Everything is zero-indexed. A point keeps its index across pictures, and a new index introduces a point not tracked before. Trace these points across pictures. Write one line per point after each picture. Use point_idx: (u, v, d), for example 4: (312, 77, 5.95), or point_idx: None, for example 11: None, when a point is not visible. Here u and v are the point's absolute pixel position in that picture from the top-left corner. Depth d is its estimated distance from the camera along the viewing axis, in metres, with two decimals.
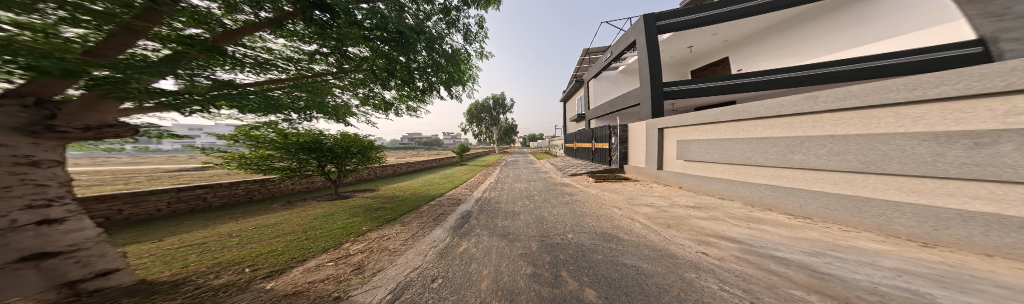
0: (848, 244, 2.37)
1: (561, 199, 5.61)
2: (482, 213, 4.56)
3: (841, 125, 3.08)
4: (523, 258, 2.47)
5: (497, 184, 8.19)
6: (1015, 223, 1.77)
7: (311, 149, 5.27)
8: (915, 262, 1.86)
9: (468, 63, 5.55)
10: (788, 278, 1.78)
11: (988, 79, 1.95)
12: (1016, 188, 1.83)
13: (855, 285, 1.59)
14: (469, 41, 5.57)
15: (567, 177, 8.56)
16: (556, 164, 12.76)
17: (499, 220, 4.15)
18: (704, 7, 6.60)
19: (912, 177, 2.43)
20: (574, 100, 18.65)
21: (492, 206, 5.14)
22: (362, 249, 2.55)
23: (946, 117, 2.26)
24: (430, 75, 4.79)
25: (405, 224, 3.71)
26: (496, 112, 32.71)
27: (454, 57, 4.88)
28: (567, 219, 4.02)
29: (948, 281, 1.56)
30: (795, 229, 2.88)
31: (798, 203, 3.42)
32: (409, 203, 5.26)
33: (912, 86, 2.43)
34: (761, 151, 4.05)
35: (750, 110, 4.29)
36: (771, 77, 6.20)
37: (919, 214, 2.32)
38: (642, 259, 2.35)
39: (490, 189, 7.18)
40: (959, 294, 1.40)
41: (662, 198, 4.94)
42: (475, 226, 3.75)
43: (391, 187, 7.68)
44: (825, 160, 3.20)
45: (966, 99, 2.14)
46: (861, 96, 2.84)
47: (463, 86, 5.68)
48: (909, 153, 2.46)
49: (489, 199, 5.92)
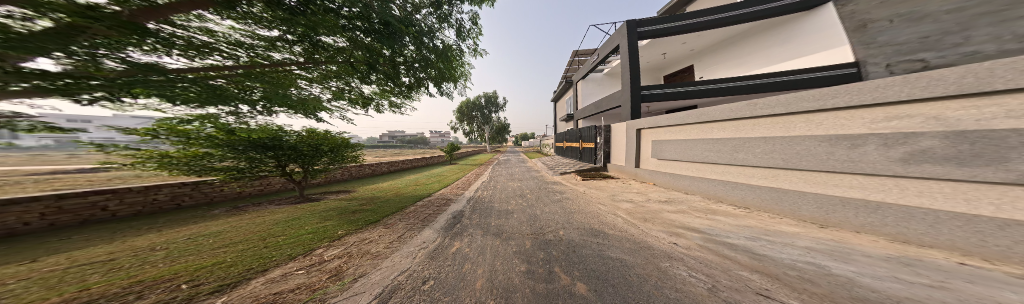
0: (773, 228, 2.76)
1: (552, 197, 5.76)
2: (474, 213, 4.53)
3: (775, 128, 3.55)
4: (517, 256, 2.50)
5: (484, 183, 8.10)
6: (879, 207, 2.34)
7: (271, 147, 4.82)
8: (819, 241, 2.24)
9: (461, 59, 5.38)
10: (737, 261, 2.04)
11: (875, 92, 2.41)
12: (888, 180, 2.34)
13: (782, 262, 1.88)
14: (461, 38, 5.44)
15: (556, 176, 8.75)
16: (544, 163, 12.99)
17: (492, 219, 4.15)
18: (678, 17, 7.11)
19: (822, 172, 2.90)
20: (564, 100, 19.05)
21: (485, 205, 5.12)
22: (339, 254, 2.41)
23: (841, 123, 2.76)
24: (418, 70, 4.65)
25: (388, 226, 3.57)
26: (489, 111, 32.24)
27: (446, 53, 4.75)
28: (554, 217, 4.13)
29: (839, 254, 1.91)
30: (737, 218, 3.29)
31: (740, 196, 3.91)
32: (393, 204, 5.07)
33: (823, 97, 2.91)
34: (715, 151, 4.51)
35: (709, 112, 4.74)
36: (727, 84, 6.84)
37: (824, 202, 2.81)
38: (624, 252, 2.51)
39: (482, 189, 7.12)
40: (846, 264, 1.73)
41: (639, 194, 5.30)
42: (468, 225, 3.72)
43: (369, 188, 7.24)
44: (760, 158, 3.70)
45: (857, 108, 2.61)
46: (786, 104, 3.34)
47: (455, 83, 5.57)
48: (815, 152, 2.98)
49: (480, 198, 5.89)
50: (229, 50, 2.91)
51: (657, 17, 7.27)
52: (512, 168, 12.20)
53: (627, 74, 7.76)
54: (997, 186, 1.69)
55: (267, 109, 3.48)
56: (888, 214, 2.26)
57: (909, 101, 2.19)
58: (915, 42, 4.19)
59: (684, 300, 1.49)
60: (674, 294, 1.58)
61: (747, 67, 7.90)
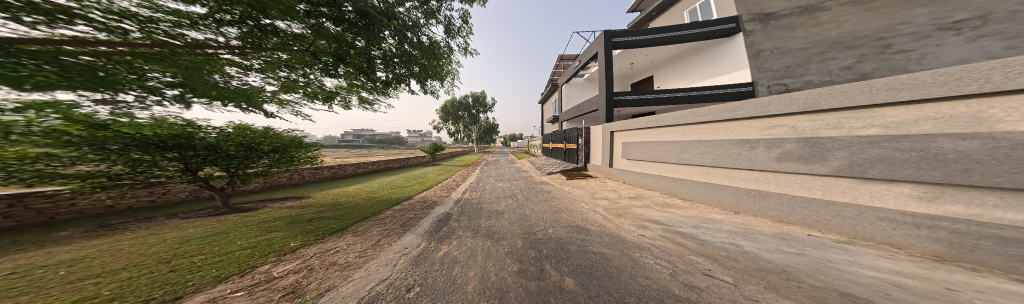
0: (718, 221, 3.20)
1: (540, 196, 5.92)
2: (462, 215, 4.43)
3: (709, 132, 4.25)
4: (508, 256, 2.53)
5: (470, 185, 7.90)
6: (785, 197, 2.98)
7: (174, 146, 3.19)
8: (749, 231, 2.72)
9: (449, 58, 5.25)
10: (692, 250, 2.37)
11: (787, 105, 3.01)
12: (794, 176, 2.96)
13: (723, 251, 2.25)
14: (450, 36, 5.34)
15: (542, 176, 8.98)
16: (529, 164, 13.18)
17: (481, 220, 4.12)
18: (647, 31, 7.89)
19: (745, 169, 3.55)
20: (550, 103, 19.43)
21: (474, 206, 5.07)
22: (294, 269, 2.09)
23: (757, 129, 3.44)
24: (397, 67, 4.34)
25: (351, 237, 3.13)
26: (477, 111, 31.56)
27: (432, 50, 4.64)
28: (544, 216, 4.23)
29: (766, 242, 2.37)
30: (691, 211, 3.77)
31: (684, 189, 4.57)
32: (360, 211, 4.60)
33: (749, 107, 3.52)
34: (668, 152, 5.11)
35: (666, 118, 5.20)
36: (684, 94, 7.62)
37: (747, 193, 3.45)
38: (604, 246, 2.69)
39: (471, 190, 7.02)
40: (774, 252, 2.12)
41: (612, 191, 5.70)
42: (456, 228, 3.63)
43: (332, 193, 6.56)
44: (697, 157, 4.38)
45: (773, 117, 3.25)
46: (717, 113, 4.03)
47: (440, 81, 5.41)
48: (733, 154, 3.73)
49: (469, 199, 5.80)
50: (108, 21, 1.95)
51: (630, 29, 7.94)
52: (500, 169, 12.16)
53: (603, 81, 8.32)
54: (829, 178, 2.60)
55: (190, 98, 2.56)
56: (791, 202, 2.91)
57: (798, 112, 2.92)
58: (781, 70, 5.25)
59: (653, 286, 1.69)
60: (647, 282, 1.77)
61: (691, 80, 8.91)
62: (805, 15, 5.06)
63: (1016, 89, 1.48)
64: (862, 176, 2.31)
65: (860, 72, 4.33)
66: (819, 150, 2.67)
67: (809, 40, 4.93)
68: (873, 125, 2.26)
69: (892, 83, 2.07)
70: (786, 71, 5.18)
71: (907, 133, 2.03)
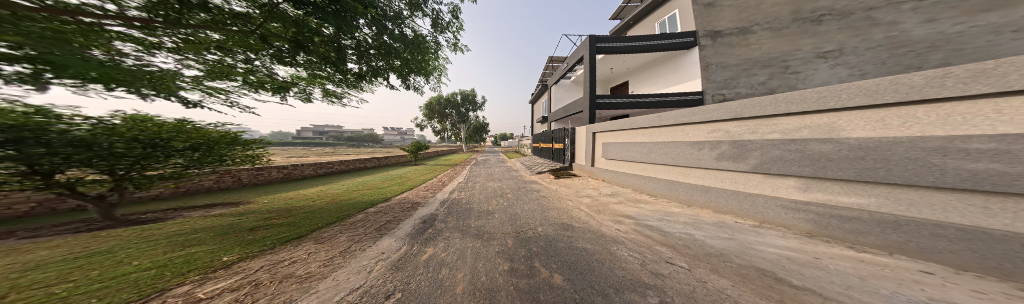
0: (682, 213, 3.56)
1: (530, 195, 5.98)
2: (449, 215, 4.27)
3: (670, 134, 4.64)
4: (499, 255, 2.44)
5: (464, 184, 7.83)
6: (717, 191, 3.58)
7: (13, 142, 1.75)
8: (706, 223, 3.08)
9: (436, 53, 4.85)
10: (658, 240, 2.65)
11: (725, 111, 3.52)
12: (720, 173, 3.61)
13: (682, 243, 2.53)
14: (438, 31, 5.15)
15: (533, 175, 9.09)
16: (520, 163, 13.24)
17: (470, 220, 4.01)
18: (627, 39, 8.33)
19: (691, 167, 4.08)
20: (541, 103, 19.56)
21: (463, 207, 4.97)
22: (232, 286, 1.49)
23: (703, 132, 3.93)
24: (374, 59, 3.93)
25: (312, 246, 2.38)
26: (466, 109, 30.71)
27: (418, 44, 4.19)
28: (534, 215, 4.27)
29: (716, 233, 2.72)
30: (657, 205, 4.12)
31: (649, 185, 5.01)
32: (323, 216, 3.72)
33: (699, 112, 3.98)
34: (637, 152, 5.53)
35: (638, 120, 5.58)
36: (656, 98, 8.20)
37: (692, 189, 3.97)
38: (588, 241, 2.81)
39: (459, 190, 6.89)
40: (722, 243, 2.45)
41: (594, 189, 5.98)
42: (443, 229, 3.42)
43: (283, 197, 5.31)
44: (657, 156, 4.84)
45: (713, 122, 3.75)
46: (675, 117, 4.45)
47: (426, 77, 5.06)
48: (681, 154, 4.25)
49: (457, 200, 5.64)
50: None
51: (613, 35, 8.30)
52: (489, 168, 12.01)
53: (587, 84, 8.60)
54: (750, 175, 3.20)
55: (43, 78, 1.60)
56: (720, 195, 3.53)
57: (729, 119, 3.49)
58: (720, 81, 6.41)
59: (627, 277, 1.83)
60: (622, 273, 1.91)
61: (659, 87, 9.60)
62: (740, 35, 6.07)
63: (856, 106, 2.18)
64: (769, 172, 2.95)
65: (769, 87, 5.59)
66: (741, 151, 3.27)
67: (741, 57, 6.05)
68: (776, 130, 2.92)
69: (790, 96, 2.76)
70: (724, 83, 6.32)
71: (795, 137, 2.70)
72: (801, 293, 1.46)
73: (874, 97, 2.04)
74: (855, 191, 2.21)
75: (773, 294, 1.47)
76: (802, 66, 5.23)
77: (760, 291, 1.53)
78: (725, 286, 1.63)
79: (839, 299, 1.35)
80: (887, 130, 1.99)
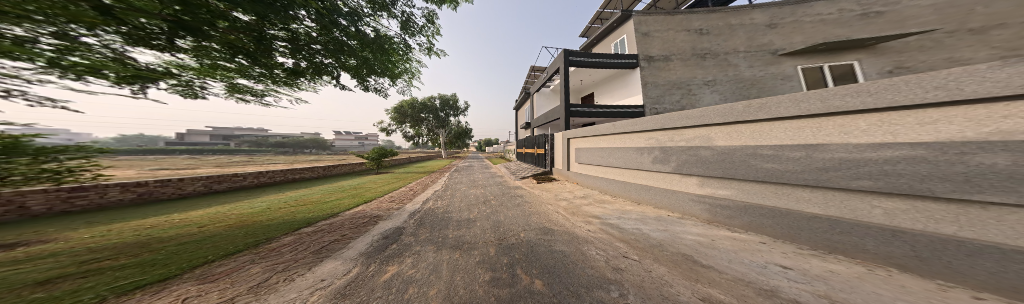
0: (639, 210, 3.99)
1: (514, 201, 5.89)
2: (423, 227, 3.89)
3: (622, 141, 5.21)
4: (480, 266, 2.26)
5: (444, 192, 7.29)
6: (648, 188, 4.23)
7: None
8: (657, 216, 3.52)
9: (406, 56, 4.26)
10: (613, 235, 2.95)
11: (652, 121, 4.23)
12: (650, 175, 4.26)
13: (639, 235, 2.87)
14: (409, 34, 4.62)
15: (518, 181, 9.04)
16: (506, 169, 13.15)
17: (447, 230, 3.73)
18: (596, 56, 8.89)
19: (635, 169, 4.70)
20: (524, 109, 19.93)
21: (439, 217, 4.52)
22: None
23: (641, 138, 4.57)
24: (319, 56, 3.02)
25: (186, 290, 1.71)
26: (443, 114, 28.89)
27: (382, 44, 3.60)
28: (519, 220, 4.23)
29: (663, 223, 3.18)
30: (618, 204, 4.52)
31: (608, 186, 5.53)
32: (219, 244, 2.77)
33: (636, 122, 4.67)
34: (601, 156, 6.02)
35: (600, 128, 6.08)
36: (610, 109, 8.77)
37: (635, 188, 4.58)
38: (566, 244, 2.83)
39: (435, 199, 6.34)
40: (661, 232, 2.87)
41: (570, 192, 6.27)
42: (413, 243, 3.06)
43: (133, 227, 3.72)
44: (613, 159, 5.41)
45: (643, 130, 4.46)
46: (623, 126, 5.08)
47: (390, 79, 4.35)
48: (628, 158, 4.86)
49: (432, 210, 5.17)
50: None
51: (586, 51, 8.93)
52: (472, 175, 11.49)
53: (562, 93, 9.03)
54: (670, 175, 3.84)
55: None
56: (649, 191, 4.19)
57: (656, 130, 4.14)
58: (650, 98, 7.94)
59: (595, 274, 1.90)
60: (592, 271, 1.97)
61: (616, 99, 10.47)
62: (664, 62, 8.07)
63: (720, 122, 3.02)
64: (679, 171, 3.63)
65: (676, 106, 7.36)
66: (665, 156, 3.89)
67: (666, 79, 7.93)
68: (681, 140, 3.64)
69: (685, 114, 3.56)
70: (655, 99, 7.92)
71: (691, 145, 3.45)
72: (706, 270, 1.82)
73: (736, 116, 2.82)
74: (728, 184, 2.96)
75: (692, 275, 1.76)
76: (699, 90, 7.63)
77: (684, 272, 1.82)
78: (663, 273, 1.85)
79: (728, 272, 1.76)
80: (735, 141, 2.88)
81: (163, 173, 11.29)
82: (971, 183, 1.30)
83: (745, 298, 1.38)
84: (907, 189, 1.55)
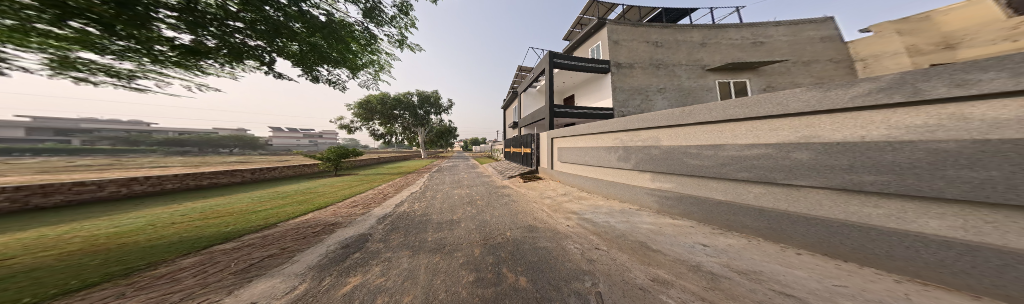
0: (609, 203, 4.33)
1: (501, 201, 5.86)
2: (397, 230, 3.70)
3: (594, 140, 5.56)
4: (463, 267, 2.22)
5: (424, 194, 6.92)
6: (613, 183, 4.64)
7: None
8: (621, 209, 3.87)
9: (372, 45, 3.78)
10: (588, 229, 3.16)
11: (616, 123, 4.63)
12: (614, 171, 4.69)
13: (606, 226, 3.15)
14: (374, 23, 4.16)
15: (506, 180, 9.01)
16: (494, 168, 13.00)
17: (429, 233, 3.59)
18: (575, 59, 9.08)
19: (603, 167, 5.09)
20: (511, 109, 19.92)
21: (416, 220, 4.31)
22: None
23: (609, 139, 4.96)
24: (240, 33, 2.31)
25: None
26: (424, 111, 27.25)
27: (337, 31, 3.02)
28: (505, 220, 4.22)
29: (626, 215, 3.52)
30: (593, 199, 4.83)
31: (585, 183, 5.85)
32: (59, 274, 1.89)
33: (604, 124, 5.06)
34: (579, 155, 6.31)
35: (578, 128, 6.39)
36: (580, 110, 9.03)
37: (604, 185, 4.96)
38: (551, 240, 2.93)
39: (413, 200, 5.99)
40: (621, 223, 3.19)
41: (552, 190, 6.49)
42: (381, 247, 2.84)
43: None
44: (588, 158, 5.75)
45: (611, 131, 4.85)
46: (594, 127, 5.44)
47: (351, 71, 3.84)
48: (598, 157, 5.24)
49: (410, 212, 4.90)
50: None
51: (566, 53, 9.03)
52: (455, 175, 11.09)
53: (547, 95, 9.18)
54: (628, 171, 4.28)
55: None
56: (614, 187, 4.60)
57: (619, 131, 4.56)
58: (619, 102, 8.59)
59: (572, 267, 2.03)
60: (571, 265, 2.09)
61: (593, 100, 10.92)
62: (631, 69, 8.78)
63: (663, 125, 3.44)
64: (634, 168, 4.07)
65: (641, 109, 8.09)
66: (625, 154, 4.30)
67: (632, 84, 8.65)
68: (636, 140, 4.10)
69: (640, 118, 3.93)
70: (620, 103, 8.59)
71: (644, 145, 3.84)
72: (656, 254, 2.08)
73: (674, 120, 3.26)
74: (664, 176, 3.43)
75: (645, 259, 1.99)
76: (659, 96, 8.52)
77: (640, 258, 2.04)
78: (624, 259, 2.06)
79: (669, 254, 2.03)
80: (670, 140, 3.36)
81: (43, 172, 8.67)
82: (795, 173, 1.94)
83: (682, 276, 1.63)
84: (764, 178, 2.20)
